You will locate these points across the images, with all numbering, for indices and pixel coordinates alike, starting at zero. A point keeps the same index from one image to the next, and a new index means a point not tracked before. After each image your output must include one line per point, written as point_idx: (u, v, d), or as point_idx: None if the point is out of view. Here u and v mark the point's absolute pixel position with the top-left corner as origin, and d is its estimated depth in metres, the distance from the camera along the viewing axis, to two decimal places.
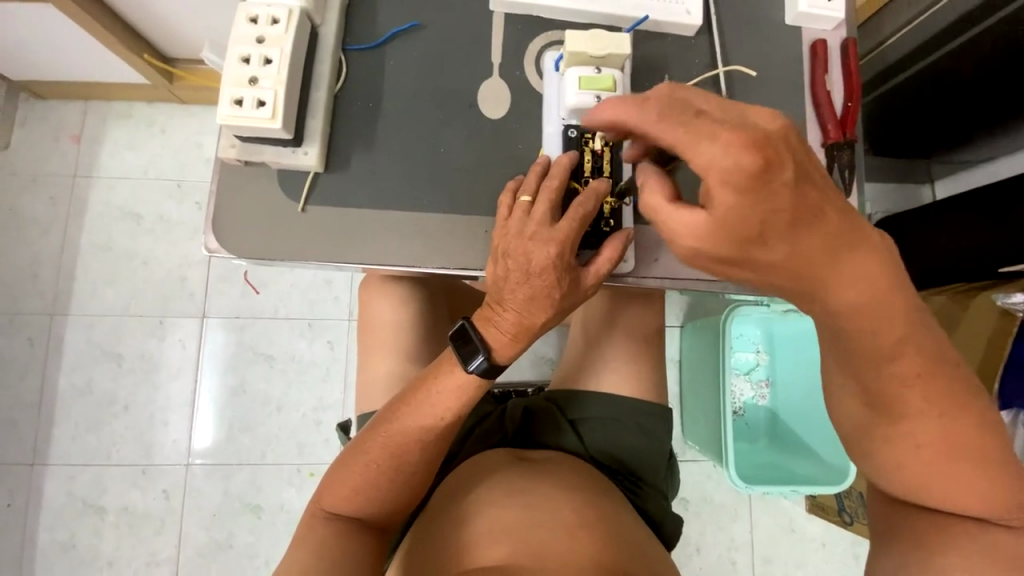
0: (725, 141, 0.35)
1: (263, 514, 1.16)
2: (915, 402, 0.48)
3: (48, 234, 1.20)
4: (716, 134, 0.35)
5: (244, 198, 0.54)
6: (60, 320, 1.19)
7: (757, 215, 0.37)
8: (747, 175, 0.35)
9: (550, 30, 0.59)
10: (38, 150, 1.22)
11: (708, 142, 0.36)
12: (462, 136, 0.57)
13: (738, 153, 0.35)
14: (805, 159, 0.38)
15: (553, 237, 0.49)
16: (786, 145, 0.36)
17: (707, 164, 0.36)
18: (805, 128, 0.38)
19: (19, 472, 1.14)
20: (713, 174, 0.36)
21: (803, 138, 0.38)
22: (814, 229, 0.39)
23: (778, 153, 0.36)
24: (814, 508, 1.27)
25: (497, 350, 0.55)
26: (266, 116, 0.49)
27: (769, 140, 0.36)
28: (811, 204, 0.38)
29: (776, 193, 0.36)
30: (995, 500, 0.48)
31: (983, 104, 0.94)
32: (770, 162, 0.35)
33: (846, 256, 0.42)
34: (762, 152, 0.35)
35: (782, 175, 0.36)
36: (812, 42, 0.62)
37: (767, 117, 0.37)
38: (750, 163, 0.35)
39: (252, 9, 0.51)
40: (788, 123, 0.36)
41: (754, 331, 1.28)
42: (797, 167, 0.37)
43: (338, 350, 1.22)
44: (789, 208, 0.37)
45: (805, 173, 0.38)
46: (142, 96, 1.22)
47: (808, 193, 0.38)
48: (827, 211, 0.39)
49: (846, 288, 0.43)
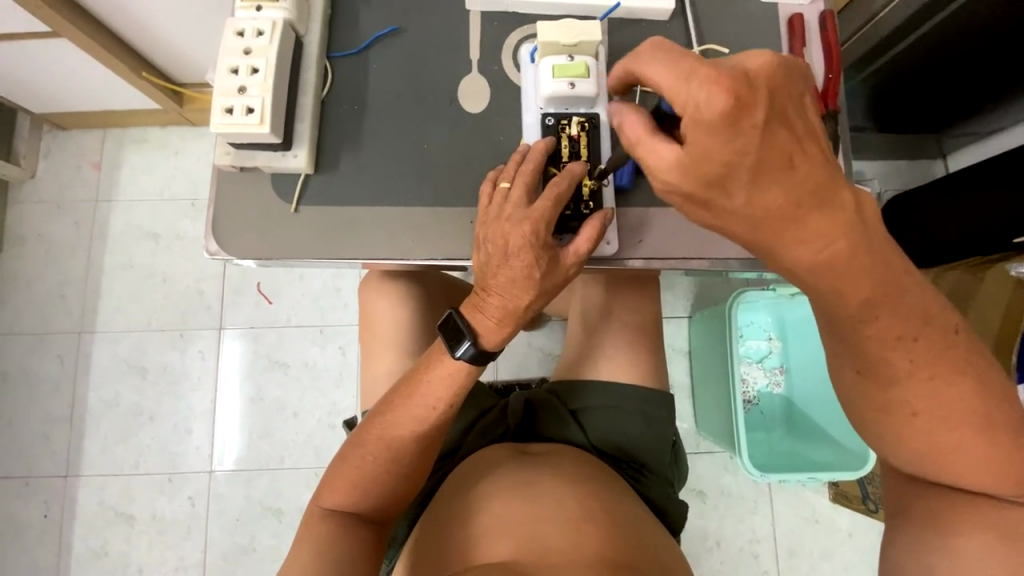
0: (703, 79, 0.36)
1: (283, 518, 1.19)
2: (901, 362, 0.46)
3: (73, 257, 1.27)
4: (696, 71, 0.37)
5: (239, 204, 0.57)
6: (87, 338, 1.25)
7: (723, 155, 0.38)
8: (715, 115, 0.37)
9: (525, 24, 0.61)
10: (62, 177, 1.29)
11: (686, 80, 0.37)
12: (446, 132, 0.58)
13: (711, 91, 0.36)
14: (788, 103, 0.38)
15: (529, 216, 0.50)
16: (765, 87, 0.37)
17: (683, 100, 0.37)
18: (790, 75, 0.39)
19: (54, 483, 1.20)
20: (686, 114, 0.38)
21: (790, 83, 0.38)
22: (783, 177, 0.39)
23: (753, 94, 0.37)
24: (838, 497, 1.25)
25: (483, 335, 0.56)
26: (255, 121, 0.51)
27: (749, 80, 0.37)
28: (781, 149, 0.38)
29: (744, 134, 0.37)
30: (1008, 477, 0.46)
31: (981, 71, 0.93)
32: (741, 102, 0.36)
33: (811, 213, 0.41)
34: (735, 92, 0.36)
35: (754, 116, 0.37)
36: (789, 17, 0.62)
37: (755, 58, 0.38)
38: (721, 101, 0.36)
39: (239, 24, 0.54)
40: (774, 64, 0.37)
41: (765, 318, 1.26)
42: (773, 107, 0.37)
43: (349, 355, 1.25)
44: (755, 151, 0.38)
45: (783, 117, 0.38)
46: (156, 121, 1.29)
47: (779, 138, 0.38)
48: (799, 159, 0.39)
49: (801, 244, 0.42)
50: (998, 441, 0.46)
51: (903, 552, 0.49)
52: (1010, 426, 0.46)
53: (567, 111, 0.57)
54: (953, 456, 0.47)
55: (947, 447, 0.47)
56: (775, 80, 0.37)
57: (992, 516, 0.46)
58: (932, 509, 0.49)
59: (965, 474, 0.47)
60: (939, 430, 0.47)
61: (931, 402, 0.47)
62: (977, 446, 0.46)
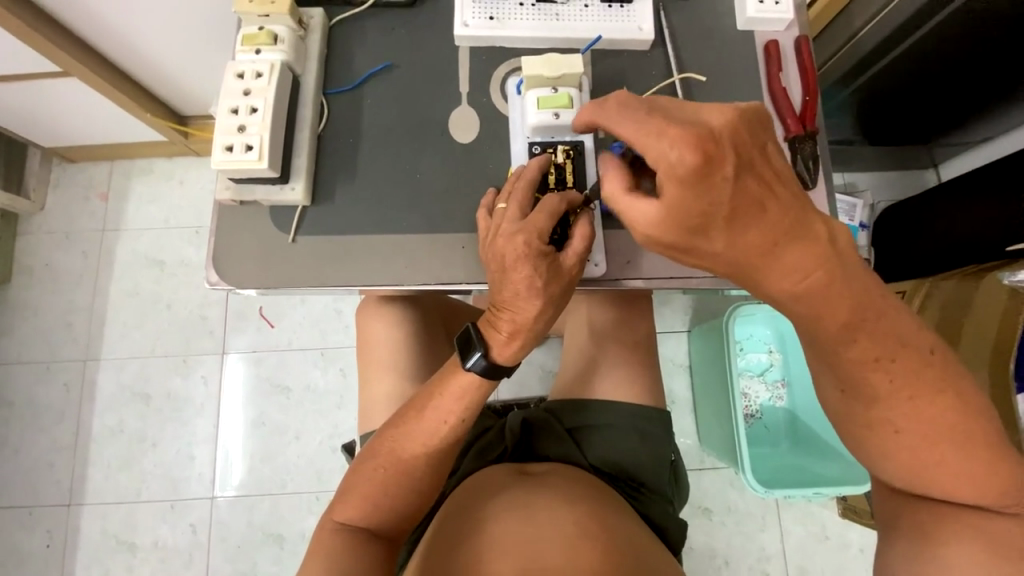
0: (671, 138, 0.38)
1: (284, 544, 1.18)
2: (883, 384, 0.47)
3: (81, 286, 1.30)
4: (664, 131, 0.39)
5: (239, 236, 0.59)
6: (92, 365, 1.26)
7: (700, 207, 0.40)
8: (687, 171, 0.38)
9: (511, 57, 0.63)
10: (70, 209, 1.33)
11: (655, 139, 0.39)
12: (436, 162, 0.61)
13: (680, 149, 0.38)
14: (753, 153, 0.40)
15: (524, 227, 0.52)
16: (730, 141, 0.39)
17: (656, 158, 0.39)
18: (752, 123, 0.40)
19: (57, 512, 1.20)
20: (660, 170, 0.39)
21: (752, 135, 0.40)
22: (756, 221, 0.41)
23: (719, 148, 0.38)
24: (846, 512, 1.22)
25: (495, 349, 0.57)
26: (253, 158, 0.54)
27: (714, 136, 0.38)
28: (752, 197, 0.40)
29: (717, 186, 0.39)
30: (997, 491, 0.46)
31: (976, 80, 0.95)
32: (710, 157, 0.38)
33: (787, 249, 0.42)
34: (703, 148, 0.38)
35: (723, 169, 0.38)
36: (766, 43, 0.64)
37: (717, 114, 0.39)
38: (691, 158, 0.38)
39: (239, 66, 0.57)
40: (734, 120, 0.39)
41: (764, 331, 1.26)
42: (739, 160, 0.39)
43: (350, 377, 1.26)
44: (729, 201, 0.39)
45: (751, 167, 0.40)
46: (162, 152, 1.33)
47: (750, 187, 0.40)
48: (771, 203, 0.40)
49: (779, 278, 0.44)
50: (987, 457, 0.46)
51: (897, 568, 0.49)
52: (997, 440, 0.47)
53: (553, 140, 0.59)
54: (947, 473, 0.47)
55: (937, 463, 0.47)
56: (739, 136, 0.39)
57: (987, 531, 0.46)
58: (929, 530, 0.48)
59: (958, 490, 0.47)
60: (926, 448, 0.47)
61: (910, 417, 0.47)
62: (966, 462, 0.46)
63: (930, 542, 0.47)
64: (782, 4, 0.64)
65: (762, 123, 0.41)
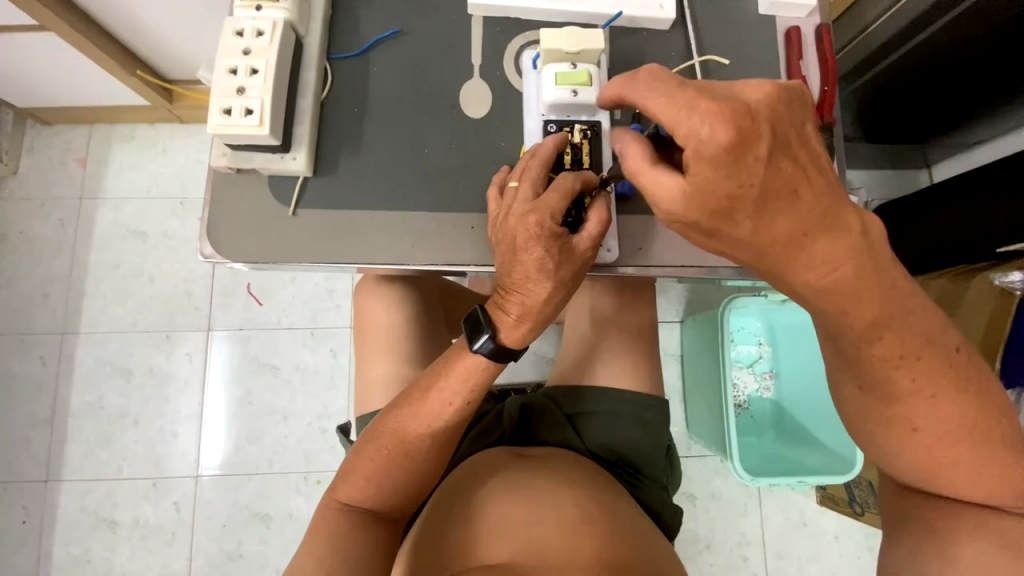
0: (703, 114, 0.37)
1: (271, 523, 1.17)
2: (904, 383, 0.47)
3: (56, 255, 1.24)
4: (696, 105, 0.38)
5: (236, 206, 0.56)
6: (70, 339, 1.21)
7: (730, 188, 0.39)
8: (718, 148, 0.37)
9: (527, 29, 0.60)
10: (45, 173, 1.26)
11: (687, 113, 0.38)
12: (447, 137, 0.58)
13: (712, 126, 0.37)
14: (790, 134, 0.39)
15: (537, 208, 0.50)
16: (765, 119, 0.38)
17: (684, 134, 0.38)
18: (791, 103, 0.39)
19: (34, 488, 1.16)
20: (689, 147, 0.38)
21: (790, 114, 0.39)
22: (789, 205, 0.40)
23: (754, 127, 0.37)
24: (825, 500, 1.26)
25: (502, 331, 0.56)
26: (253, 123, 0.51)
27: (749, 114, 0.37)
28: (786, 179, 0.39)
29: (748, 167, 0.38)
30: (1012, 492, 0.47)
31: (976, 83, 0.94)
32: (743, 136, 0.37)
33: (817, 238, 0.41)
34: (736, 125, 0.37)
35: (756, 149, 0.38)
36: (787, 29, 0.63)
37: (754, 90, 0.39)
38: (722, 135, 0.37)
39: (238, 23, 0.53)
40: (772, 95, 0.38)
41: (756, 323, 1.28)
42: (774, 140, 0.38)
43: (340, 358, 1.23)
44: (760, 183, 0.39)
45: (787, 148, 0.39)
46: (144, 117, 1.26)
47: (784, 169, 0.39)
48: (805, 188, 0.40)
49: (806, 270, 0.43)
50: (996, 455, 0.47)
51: (902, 561, 0.50)
52: (1004, 437, 0.47)
53: (570, 118, 0.57)
54: (955, 470, 0.48)
55: (948, 460, 0.48)
56: (776, 113, 0.38)
57: (990, 526, 0.47)
58: (937, 525, 0.49)
59: (967, 487, 0.48)
60: (938, 444, 0.48)
61: (930, 416, 0.47)
62: (975, 459, 0.47)
63: (939, 537, 0.48)
64: None
65: (801, 101, 0.40)
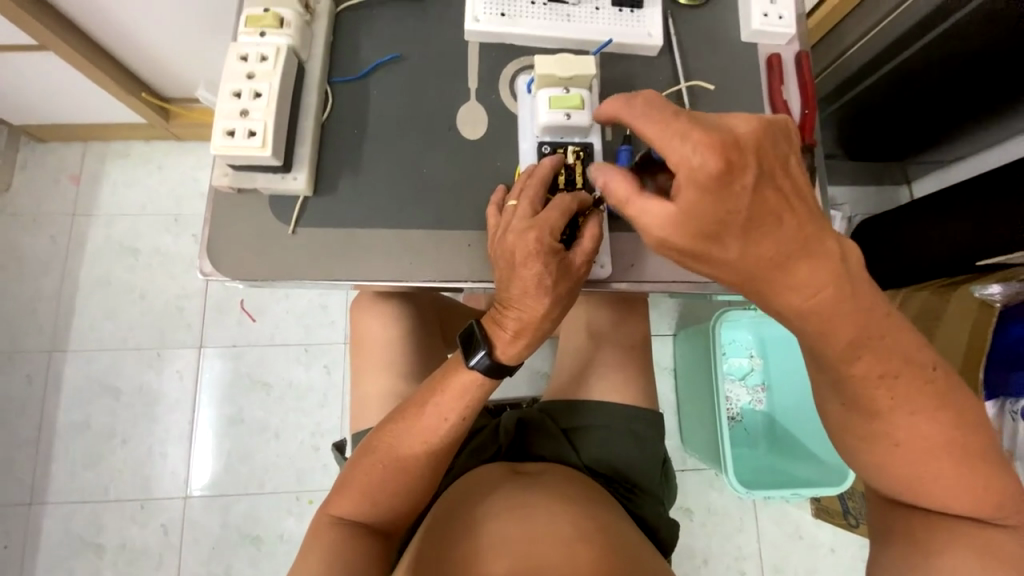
0: (695, 142, 0.39)
1: (262, 545, 1.14)
2: (884, 400, 0.48)
3: (47, 272, 1.23)
4: (689, 134, 0.40)
5: (236, 225, 0.57)
6: (59, 357, 1.20)
7: (718, 213, 0.41)
8: (708, 176, 0.40)
9: (522, 55, 0.63)
10: (38, 190, 1.26)
11: (680, 140, 0.40)
12: (444, 157, 0.60)
13: (703, 154, 0.39)
14: (775, 165, 0.42)
15: (535, 224, 0.51)
16: (752, 151, 0.40)
17: (677, 160, 0.40)
18: (775, 137, 0.42)
19: (16, 511, 1.13)
20: (681, 172, 0.40)
21: (774, 147, 0.42)
22: (773, 231, 0.42)
23: (741, 158, 0.40)
24: (819, 512, 1.26)
25: (498, 347, 0.56)
26: (256, 144, 0.52)
27: (737, 146, 0.40)
28: (770, 207, 0.41)
29: (735, 194, 0.40)
30: (990, 503, 0.48)
31: (951, 106, 1.00)
32: (732, 165, 0.39)
33: (800, 263, 0.43)
34: (725, 155, 0.39)
35: (743, 178, 0.40)
36: (768, 56, 0.66)
37: (742, 123, 0.41)
38: (713, 164, 0.39)
39: (242, 48, 0.55)
40: (758, 130, 0.41)
41: (747, 336, 1.30)
42: (760, 170, 0.41)
43: (335, 374, 1.23)
44: (746, 211, 0.41)
45: (771, 178, 0.41)
46: (141, 135, 1.27)
47: (769, 197, 0.41)
48: (787, 215, 0.42)
49: (790, 292, 0.45)
50: (975, 467, 0.49)
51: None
52: (981, 451, 0.49)
53: (563, 140, 0.60)
54: (935, 484, 0.49)
55: (927, 474, 0.49)
56: (761, 145, 0.40)
57: (972, 537, 0.49)
58: (925, 539, 0.50)
59: (948, 501, 0.49)
60: (918, 458, 0.49)
61: (908, 431, 0.49)
62: (954, 473, 0.48)
63: (928, 551, 0.49)
64: (785, 19, 0.65)
65: (784, 136, 0.43)
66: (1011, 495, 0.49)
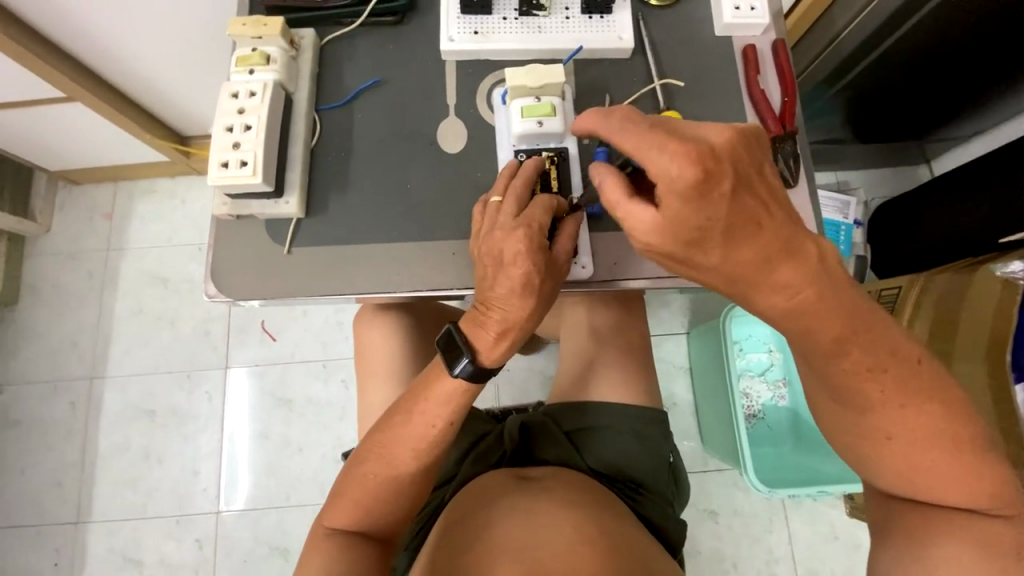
0: (673, 153, 0.39)
1: (289, 557, 1.18)
2: (873, 393, 0.47)
3: (85, 305, 1.32)
4: (667, 145, 0.40)
5: (236, 250, 0.61)
6: (98, 383, 1.28)
7: (697, 221, 0.41)
8: (687, 186, 0.39)
9: (497, 69, 0.65)
10: (76, 230, 1.36)
11: (658, 152, 0.40)
12: (427, 173, 0.62)
13: (681, 165, 0.39)
14: (751, 171, 0.41)
15: (520, 225, 0.53)
16: (729, 159, 0.40)
17: (656, 170, 0.40)
18: (749, 144, 0.42)
19: (65, 530, 1.21)
20: (660, 184, 0.40)
21: (749, 154, 0.41)
22: (752, 236, 0.42)
23: (719, 166, 0.39)
24: (854, 511, 1.20)
25: (482, 351, 0.58)
26: (248, 173, 0.56)
27: (715, 154, 0.39)
28: (749, 213, 0.41)
29: (714, 203, 0.40)
30: (982, 492, 0.47)
31: (964, 79, 0.98)
32: (710, 174, 0.39)
33: (779, 264, 0.43)
34: (704, 165, 0.39)
35: (722, 186, 0.40)
36: (743, 48, 0.66)
37: (716, 132, 0.41)
38: (691, 174, 0.39)
39: (234, 86, 0.59)
40: (734, 139, 0.40)
41: (763, 330, 1.27)
42: (738, 177, 0.40)
43: (352, 388, 1.27)
44: (725, 217, 0.41)
45: (749, 185, 0.41)
46: (165, 172, 1.36)
47: (748, 203, 0.41)
48: (765, 220, 0.42)
49: (769, 291, 0.45)
50: (969, 457, 0.47)
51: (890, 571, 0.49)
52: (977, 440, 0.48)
53: (538, 147, 0.62)
54: (933, 476, 0.48)
55: (924, 466, 0.48)
56: (737, 154, 0.40)
57: (975, 530, 0.47)
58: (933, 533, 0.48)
59: (945, 492, 0.48)
60: (914, 452, 0.48)
61: (900, 424, 0.48)
62: (953, 465, 0.47)
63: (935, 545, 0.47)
64: (757, 10, 0.66)
65: (758, 142, 0.43)
66: (1006, 484, 0.47)
